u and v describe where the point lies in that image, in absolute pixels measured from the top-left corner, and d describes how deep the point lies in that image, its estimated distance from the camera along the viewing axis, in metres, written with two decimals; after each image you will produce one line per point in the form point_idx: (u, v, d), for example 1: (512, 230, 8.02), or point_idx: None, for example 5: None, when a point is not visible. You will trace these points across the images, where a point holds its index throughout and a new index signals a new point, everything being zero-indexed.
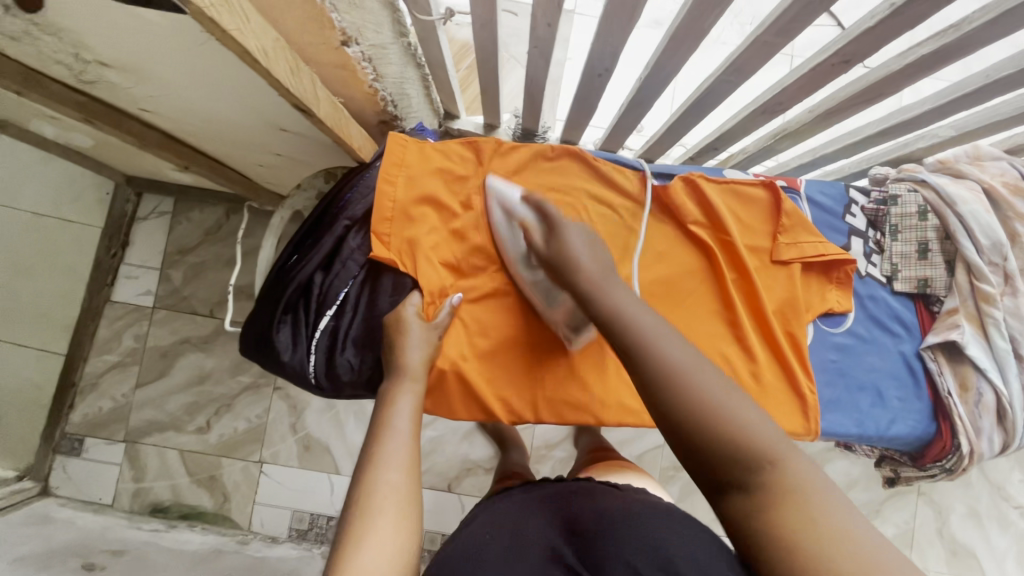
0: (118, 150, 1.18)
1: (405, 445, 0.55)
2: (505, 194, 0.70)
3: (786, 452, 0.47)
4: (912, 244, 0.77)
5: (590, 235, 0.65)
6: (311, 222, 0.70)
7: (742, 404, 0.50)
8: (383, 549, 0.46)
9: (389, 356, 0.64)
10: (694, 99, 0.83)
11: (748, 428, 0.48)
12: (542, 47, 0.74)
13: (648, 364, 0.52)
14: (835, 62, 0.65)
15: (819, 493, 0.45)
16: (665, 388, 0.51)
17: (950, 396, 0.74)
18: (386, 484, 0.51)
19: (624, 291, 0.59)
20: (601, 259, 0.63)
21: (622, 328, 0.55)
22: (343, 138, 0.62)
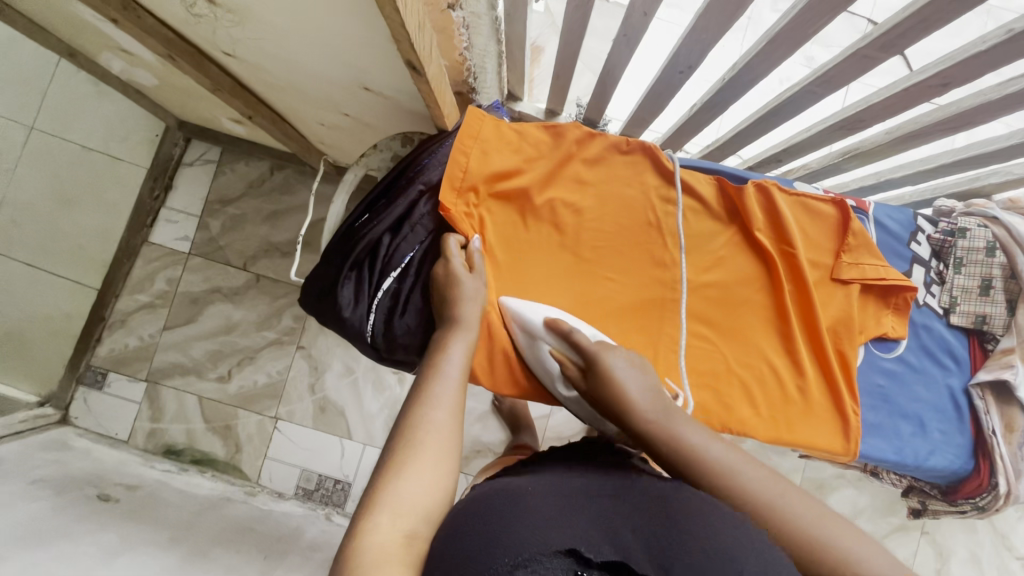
0: (181, 93, 1.19)
1: (455, 388, 0.56)
2: (525, 317, 0.67)
3: (889, 568, 0.43)
4: (975, 278, 0.76)
5: (631, 356, 0.62)
6: (384, 184, 0.71)
7: (839, 527, 0.45)
8: (426, 476, 0.47)
9: (444, 301, 0.65)
10: (771, 107, 0.81)
11: (847, 550, 0.43)
12: (631, 36, 0.74)
13: (733, 518, 0.48)
14: (932, 85, 0.64)
15: None
16: (760, 532, 0.46)
17: (994, 435, 0.74)
18: (436, 421, 0.52)
19: (690, 424, 0.54)
20: (655, 387, 0.59)
21: (692, 471, 0.51)
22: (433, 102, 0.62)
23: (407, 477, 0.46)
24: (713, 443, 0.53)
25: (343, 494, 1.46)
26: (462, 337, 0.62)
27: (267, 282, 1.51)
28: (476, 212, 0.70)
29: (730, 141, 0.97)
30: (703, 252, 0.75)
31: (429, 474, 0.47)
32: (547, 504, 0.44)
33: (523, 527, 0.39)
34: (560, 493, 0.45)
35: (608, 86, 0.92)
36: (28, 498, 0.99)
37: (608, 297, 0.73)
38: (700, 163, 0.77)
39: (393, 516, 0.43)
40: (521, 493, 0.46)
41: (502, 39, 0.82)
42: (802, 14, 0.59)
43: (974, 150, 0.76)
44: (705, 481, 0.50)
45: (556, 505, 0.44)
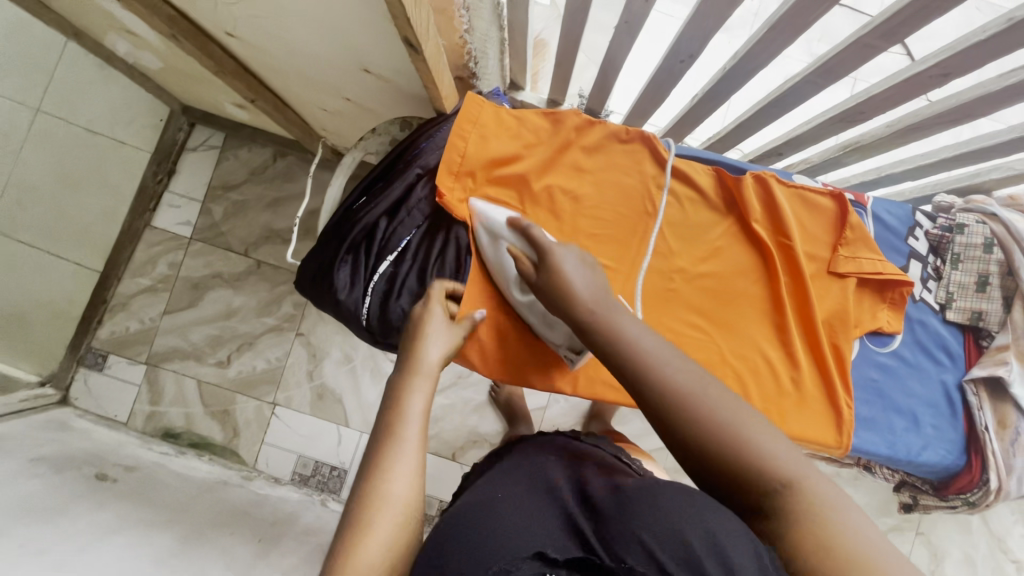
0: (185, 77, 1.20)
1: (416, 454, 0.50)
2: (490, 217, 0.67)
3: (793, 461, 0.45)
4: (971, 275, 0.76)
5: (585, 256, 0.61)
6: (382, 167, 0.71)
7: (755, 423, 0.46)
8: (381, 548, 0.44)
9: (407, 346, 0.60)
10: (772, 98, 0.81)
11: (756, 440, 0.45)
12: (633, 23, 0.74)
13: (655, 399, 0.48)
14: (932, 75, 0.64)
15: (844, 513, 0.41)
16: (673, 414, 0.47)
17: (986, 431, 0.74)
18: (392, 498, 0.47)
19: (628, 315, 0.54)
20: (601, 283, 0.58)
21: (618, 352, 0.51)
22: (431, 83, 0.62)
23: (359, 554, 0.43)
24: (648, 333, 0.52)
25: (339, 481, 1.47)
26: (423, 387, 0.56)
27: (267, 268, 1.52)
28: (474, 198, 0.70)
29: (732, 132, 0.97)
30: (700, 242, 0.75)
31: (384, 546, 0.44)
32: (517, 517, 0.44)
33: (499, 540, 0.40)
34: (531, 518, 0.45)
35: (610, 74, 0.92)
36: (26, 475, 1.00)
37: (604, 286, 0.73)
38: (698, 155, 0.77)
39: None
40: (493, 505, 0.47)
41: (504, 25, 0.82)
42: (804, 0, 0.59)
43: (974, 144, 0.76)
44: (633, 360, 0.50)
45: (525, 517, 0.44)
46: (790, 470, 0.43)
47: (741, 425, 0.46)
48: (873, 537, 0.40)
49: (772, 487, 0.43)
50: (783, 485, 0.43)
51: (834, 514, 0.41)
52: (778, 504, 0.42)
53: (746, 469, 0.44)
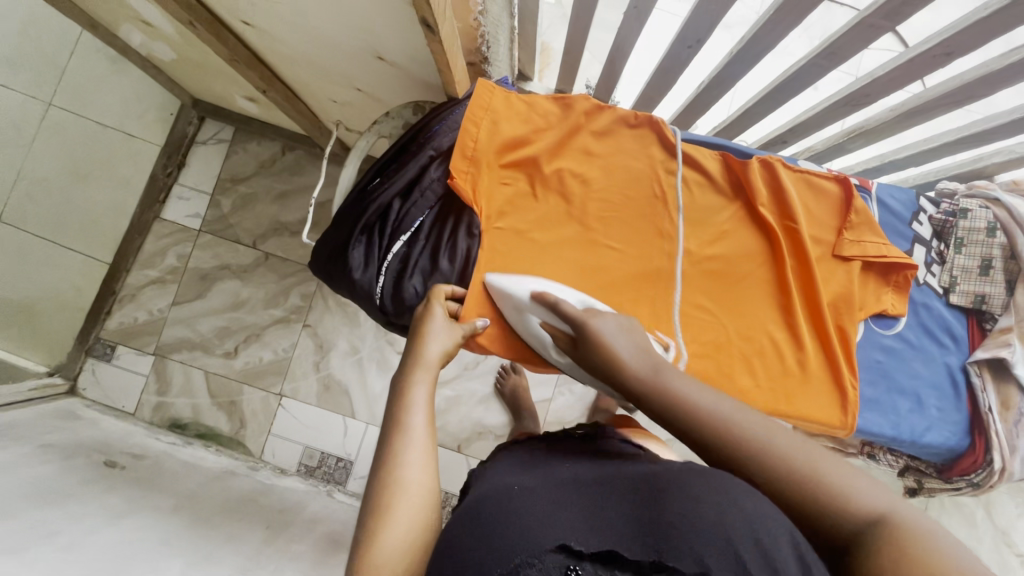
0: (196, 68, 1.21)
1: (424, 439, 0.51)
2: (513, 294, 0.66)
3: (875, 497, 0.40)
4: (975, 258, 0.77)
5: (620, 318, 0.58)
6: (395, 149, 0.72)
7: (830, 462, 0.42)
8: (402, 540, 0.44)
9: (410, 343, 0.61)
10: (777, 83, 0.83)
11: (829, 479, 0.41)
12: (641, 9, 0.75)
13: (723, 461, 0.45)
14: (936, 54, 0.65)
15: (948, 542, 0.36)
16: (741, 465, 0.44)
17: (990, 412, 0.75)
18: (406, 484, 0.47)
19: (679, 373, 0.51)
20: (646, 347, 0.55)
21: (675, 415, 0.48)
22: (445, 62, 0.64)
23: (379, 545, 0.43)
24: (704, 390, 0.49)
25: (345, 472, 1.48)
26: (425, 377, 0.57)
27: (275, 260, 1.53)
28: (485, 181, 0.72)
29: (737, 121, 0.98)
30: (707, 226, 0.76)
31: (404, 538, 0.44)
32: (540, 496, 0.43)
33: (523, 525, 0.39)
34: (555, 490, 0.43)
35: (618, 62, 0.94)
36: (37, 460, 1.01)
37: (613, 267, 0.75)
38: (704, 142, 0.78)
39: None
40: (509, 495, 0.44)
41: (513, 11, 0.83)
42: None
43: (976, 126, 0.77)
44: (689, 427, 0.47)
45: (545, 500, 0.42)
46: (882, 509, 0.39)
47: (819, 473, 0.41)
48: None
49: (860, 530, 0.38)
50: (873, 524, 0.38)
51: (926, 545, 0.36)
52: (868, 550, 0.37)
53: (826, 513, 0.40)
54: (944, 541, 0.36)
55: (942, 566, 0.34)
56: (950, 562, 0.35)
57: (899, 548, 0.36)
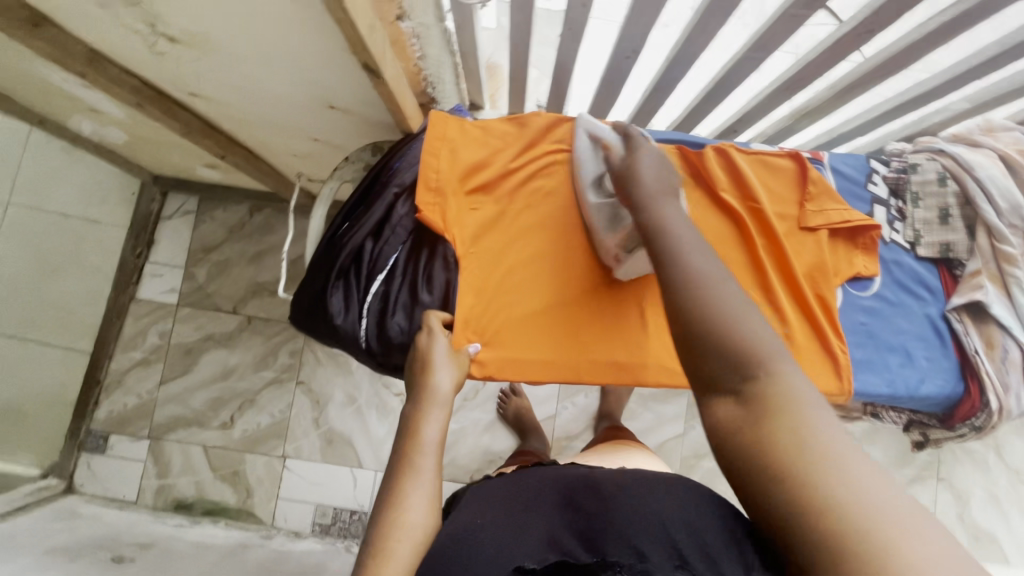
0: (153, 145, 1.22)
1: (431, 481, 0.52)
2: (594, 123, 0.71)
3: (783, 357, 0.40)
4: (933, 210, 0.80)
5: (664, 155, 0.62)
6: (360, 191, 0.71)
7: (756, 315, 0.42)
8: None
9: (418, 377, 0.61)
10: (717, 79, 0.87)
11: (742, 319, 0.41)
12: (576, 27, 0.79)
13: (669, 272, 0.47)
14: (859, 32, 0.70)
15: (814, 411, 0.36)
16: (681, 286, 0.45)
17: (977, 354, 0.76)
18: (411, 526, 0.48)
19: (674, 210, 0.53)
20: (671, 183, 0.59)
21: (654, 229, 0.51)
22: (399, 105, 0.68)
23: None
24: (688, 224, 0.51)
25: (361, 524, 1.45)
26: (437, 414, 0.57)
27: (259, 322, 1.52)
28: (453, 208, 0.71)
29: (686, 116, 1.01)
30: None
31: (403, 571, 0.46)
32: (499, 524, 0.49)
33: (491, 554, 0.44)
34: (514, 515, 0.50)
35: (563, 79, 0.97)
36: (41, 568, 0.97)
37: (589, 269, 0.74)
38: (662, 137, 0.80)
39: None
40: (475, 524, 0.49)
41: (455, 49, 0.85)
42: None
43: (910, 92, 0.81)
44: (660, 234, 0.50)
45: (506, 527, 0.48)
46: (774, 359, 0.39)
47: (743, 319, 0.41)
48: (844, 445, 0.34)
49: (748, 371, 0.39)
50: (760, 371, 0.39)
51: (801, 419, 0.36)
52: (745, 390, 0.38)
53: (724, 342, 0.40)
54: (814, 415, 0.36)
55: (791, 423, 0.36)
56: (804, 424, 0.35)
57: (768, 406, 0.36)
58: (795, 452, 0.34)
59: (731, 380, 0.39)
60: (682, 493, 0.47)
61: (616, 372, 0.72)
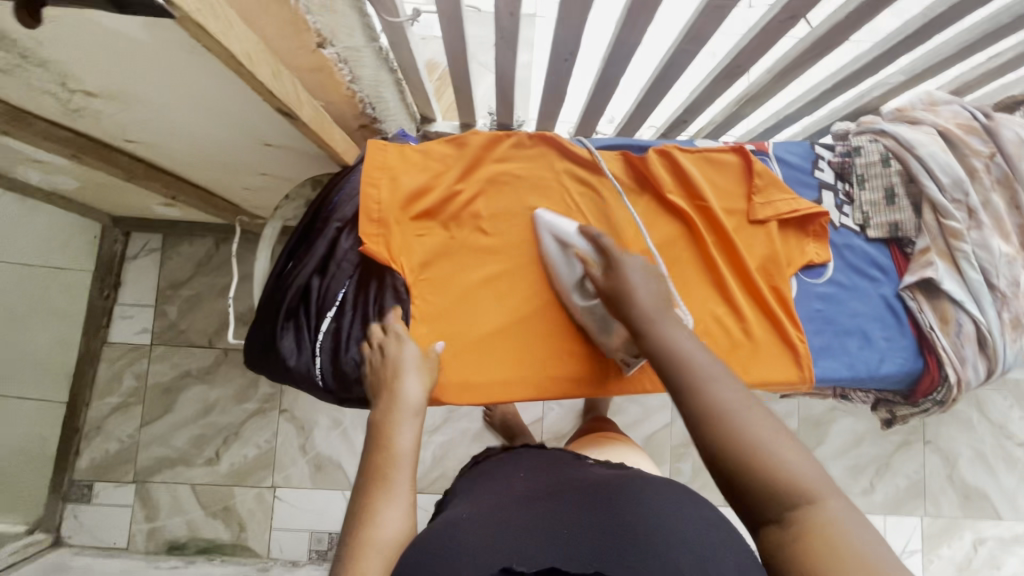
0: (104, 188, 1.19)
1: (406, 499, 0.53)
2: (559, 227, 0.72)
3: (820, 482, 0.47)
4: (879, 190, 0.81)
5: (647, 264, 0.66)
6: (302, 229, 0.71)
7: (779, 441, 0.49)
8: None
9: (386, 383, 0.63)
10: (657, 74, 0.86)
11: (770, 450, 0.48)
12: (508, 37, 0.78)
13: (693, 413, 0.53)
14: (783, 19, 0.69)
15: (852, 531, 0.44)
16: (705, 429, 0.51)
17: (932, 330, 0.77)
18: (379, 539, 0.49)
19: (683, 330, 0.59)
20: (664, 294, 0.63)
21: (670, 362, 0.56)
22: (327, 140, 0.68)
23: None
24: (698, 346, 0.57)
25: None
26: (408, 429, 0.59)
27: (235, 354, 1.50)
28: (397, 236, 0.70)
29: (635, 112, 1.01)
30: (625, 224, 0.77)
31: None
32: (475, 526, 0.47)
33: (464, 554, 0.42)
34: (490, 517, 0.49)
35: (508, 87, 0.96)
36: None
37: (541, 285, 0.74)
38: (605, 147, 0.80)
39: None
40: (453, 529, 0.47)
41: (395, 68, 0.84)
42: None
43: (849, 68, 0.82)
44: (679, 369, 0.55)
45: (492, 519, 0.48)
46: (815, 488, 0.46)
47: (769, 448, 0.48)
48: (879, 556, 0.42)
49: (789, 506, 0.46)
50: (801, 502, 0.46)
51: (843, 539, 0.43)
52: (788, 522, 0.46)
53: (759, 477, 0.47)
54: (851, 534, 0.43)
55: (833, 544, 0.43)
56: (846, 544, 0.43)
57: (810, 535, 0.44)
58: (842, 568, 0.41)
59: (776, 513, 0.46)
60: (685, 503, 0.47)
61: (576, 385, 0.72)
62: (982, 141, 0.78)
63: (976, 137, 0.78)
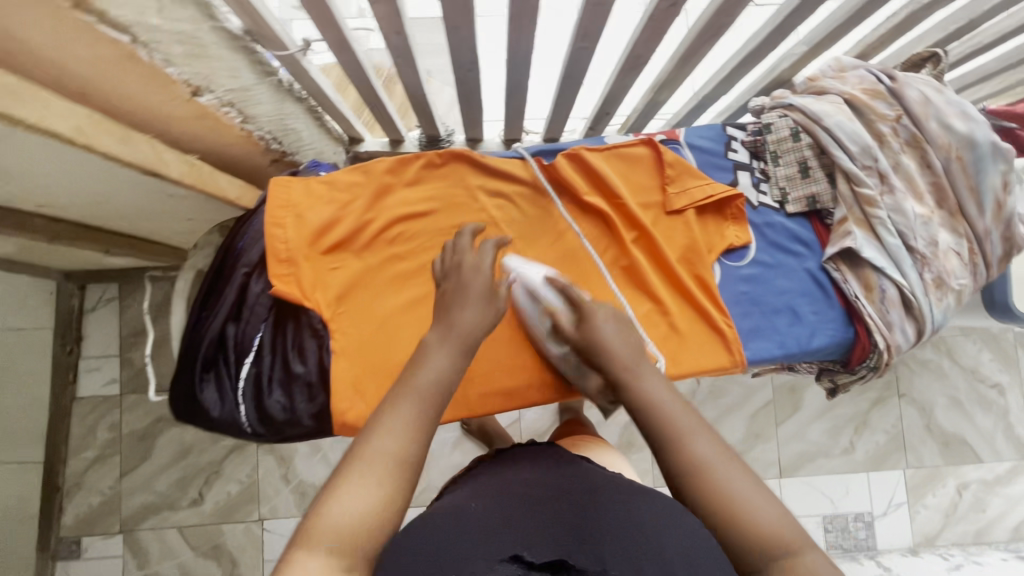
0: (44, 250, 1.18)
1: (403, 426, 0.51)
2: (526, 275, 0.71)
3: (797, 530, 0.49)
4: (793, 165, 0.80)
5: (617, 313, 0.69)
6: (212, 276, 0.70)
7: (755, 488, 0.51)
8: (365, 506, 0.46)
9: (451, 301, 0.64)
10: (564, 71, 0.86)
11: (747, 499, 0.50)
12: (403, 55, 0.78)
13: (671, 466, 0.55)
14: (664, 8, 0.67)
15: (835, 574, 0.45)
16: (686, 481, 0.53)
17: (857, 299, 0.77)
18: (377, 454, 0.49)
19: (658, 380, 0.62)
20: (636, 343, 0.66)
21: (647, 415, 0.59)
22: (214, 190, 0.69)
23: (329, 511, 0.45)
24: (672, 396, 0.60)
25: None
26: (440, 360, 0.58)
27: None
28: (308, 274, 0.69)
29: (556, 109, 1.00)
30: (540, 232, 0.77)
31: (357, 512, 0.45)
32: (484, 514, 0.48)
33: (473, 541, 0.43)
34: (500, 504, 0.50)
35: (422, 101, 0.95)
36: None
37: None
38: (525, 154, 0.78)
39: (322, 556, 0.42)
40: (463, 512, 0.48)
41: (299, 94, 0.85)
42: None
43: (751, 44, 0.81)
44: (653, 421, 0.58)
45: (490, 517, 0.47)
46: (793, 535, 0.48)
47: (747, 497, 0.50)
48: None
49: (774, 556, 0.47)
50: (784, 552, 0.47)
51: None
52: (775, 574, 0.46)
53: (741, 530, 0.49)
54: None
55: None
56: None
57: None
58: None
59: (766, 566, 0.47)
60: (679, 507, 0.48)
61: (506, 399, 0.73)
62: (887, 104, 0.78)
63: (882, 101, 0.78)
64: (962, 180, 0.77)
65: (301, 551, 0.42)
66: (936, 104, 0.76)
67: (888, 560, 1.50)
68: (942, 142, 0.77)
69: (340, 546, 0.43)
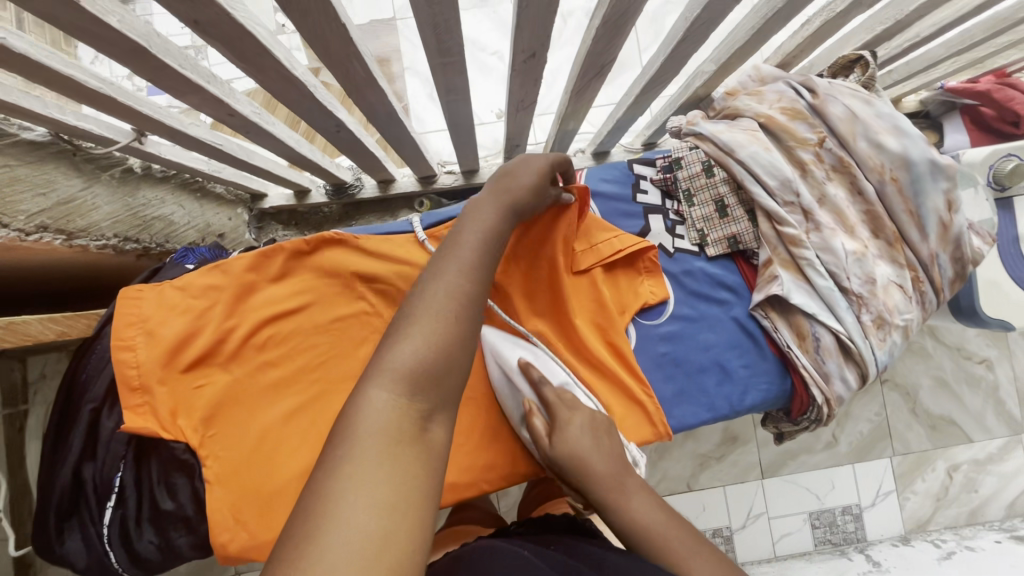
0: None
1: (466, 267, 0.46)
2: (501, 355, 0.63)
3: None
4: (708, 204, 0.72)
5: (597, 416, 0.61)
6: (58, 413, 0.63)
7: None
8: (421, 352, 0.40)
9: (503, 178, 0.57)
10: (449, 120, 0.77)
11: None
12: (254, 129, 0.69)
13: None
14: (524, 58, 0.58)
15: None
16: None
17: (790, 349, 0.69)
18: (435, 299, 0.43)
19: (647, 498, 0.54)
20: (617, 451, 0.58)
21: (636, 533, 0.52)
22: (30, 336, 0.52)
23: (394, 357, 0.40)
24: (658, 512, 0.53)
25: None
26: (485, 218, 0.51)
27: None
28: (160, 402, 0.60)
29: (461, 148, 0.91)
30: None
31: (410, 363, 0.40)
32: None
33: None
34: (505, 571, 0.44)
35: (309, 162, 0.86)
36: None
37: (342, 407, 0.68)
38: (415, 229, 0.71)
39: (389, 394, 0.38)
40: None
41: (162, 172, 0.78)
42: (331, 58, 0.54)
43: (647, 72, 0.71)
44: (638, 540, 0.52)
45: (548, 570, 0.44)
46: None
47: None
48: None
49: None
50: None
51: None
52: None
53: None
54: None
55: None
56: None
57: None
58: None
59: None
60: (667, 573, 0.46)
61: None
62: (809, 125, 0.68)
63: (802, 122, 0.69)
64: (899, 204, 0.68)
65: (362, 399, 0.38)
66: (864, 121, 0.67)
67: (878, 554, 1.35)
68: (873, 164, 0.68)
69: (407, 396, 0.39)
